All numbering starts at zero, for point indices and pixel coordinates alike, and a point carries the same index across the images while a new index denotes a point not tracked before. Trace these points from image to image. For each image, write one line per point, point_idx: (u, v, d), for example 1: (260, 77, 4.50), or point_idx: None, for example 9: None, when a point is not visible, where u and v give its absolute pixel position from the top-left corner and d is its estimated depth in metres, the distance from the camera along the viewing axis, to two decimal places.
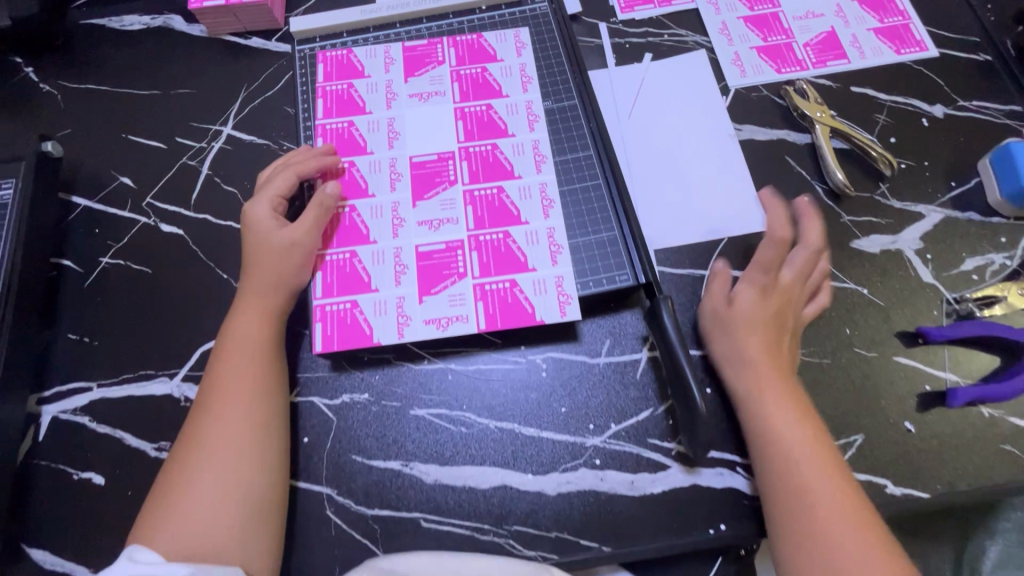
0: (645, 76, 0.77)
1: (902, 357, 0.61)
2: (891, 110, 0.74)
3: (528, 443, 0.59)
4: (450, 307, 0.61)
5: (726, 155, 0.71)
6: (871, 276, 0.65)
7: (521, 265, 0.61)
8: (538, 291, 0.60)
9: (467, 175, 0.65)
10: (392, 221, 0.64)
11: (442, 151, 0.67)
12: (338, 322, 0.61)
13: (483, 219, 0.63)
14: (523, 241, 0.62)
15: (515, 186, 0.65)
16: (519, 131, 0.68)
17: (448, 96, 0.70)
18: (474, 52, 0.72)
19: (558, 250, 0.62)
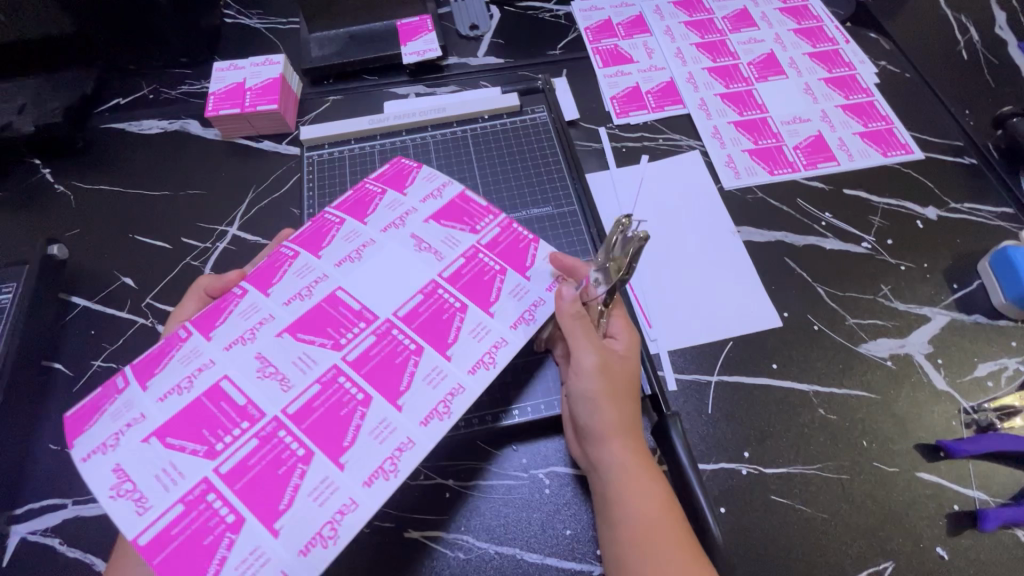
0: (644, 177, 0.79)
1: (925, 473, 0.58)
2: (885, 212, 0.75)
3: (530, 571, 0.55)
4: (154, 478, 0.43)
5: (730, 255, 0.72)
6: (883, 382, 0.63)
7: (335, 448, 0.45)
8: (234, 565, 0.41)
9: (354, 350, 0.50)
10: (242, 332, 0.50)
11: (376, 325, 0.52)
12: (92, 403, 0.47)
13: (310, 411, 0.47)
14: (288, 506, 0.43)
15: (389, 411, 0.47)
16: (467, 346, 0.52)
17: (423, 262, 0.57)
18: (516, 256, 0.59)
19: (287, 541, 0.42)
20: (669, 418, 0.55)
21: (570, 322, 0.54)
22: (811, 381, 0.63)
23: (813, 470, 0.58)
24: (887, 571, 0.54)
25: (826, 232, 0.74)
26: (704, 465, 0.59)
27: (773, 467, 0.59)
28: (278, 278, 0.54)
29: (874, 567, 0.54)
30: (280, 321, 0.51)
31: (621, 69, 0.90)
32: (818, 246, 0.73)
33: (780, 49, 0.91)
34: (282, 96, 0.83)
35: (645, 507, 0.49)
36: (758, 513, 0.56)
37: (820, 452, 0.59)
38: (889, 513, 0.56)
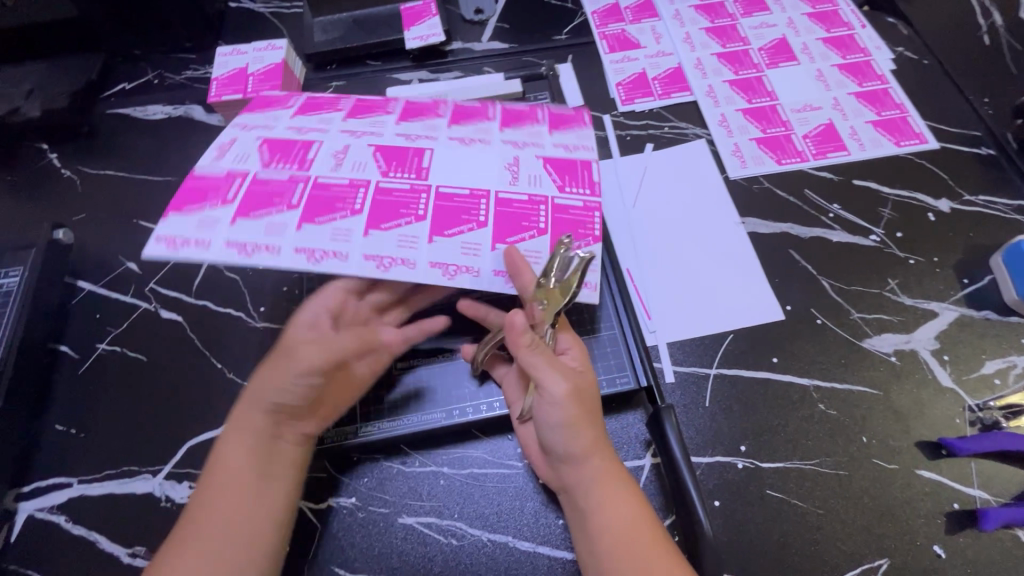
0: (648, 165, 0.78)
1: (925, 470, 0.57)
2: (895, 204, 0.73)
3: (522, 559, 0.55)
4: (249, 156, 0.60)
5: (733, 246, 0.71)
6: (886, 378, 0.62)
7: (338, 193, 0.57)
8: (230, 241, 0.53)
9: (388, 181, 0.58)
10: (359, 134, 0.62)
11: (418, 183, 0.58)
12: (262, 100, 0.66)
13: (327, 190, 0.57)
14: (264, 219, 0.55)
15: (408, 222, 0.56)
16: (512, 254, 0.57)
17: (500, 172, 0.60)
18: (576, 174, 0.61)
19: (272, 253, 0.53)
20: (663, 409, 0.55)
21: (529, 352, 0.51)
22: (811, 375, 0.62)
23: (810, 465, 0.58)
24: (882, 569, 0.53)
25: (834, 224, 0.72)
26: (698, 458, 0.59)
27: (770, 462, 0.58)
28: (366, 115, 0.64)
29: (868, 564, 0.53)
30: (354, 145, 0.61)
31: (627, 55, 0.88)
32: (824, 238, 0.71)
33: (793, 34, 0.88)
34: (284, 82, 0.82)
35: (621, 515, 0.48)
36: (753, 507, 0.56)
37: (819, 448, 0.59)
38: (887, 510, 0.56)
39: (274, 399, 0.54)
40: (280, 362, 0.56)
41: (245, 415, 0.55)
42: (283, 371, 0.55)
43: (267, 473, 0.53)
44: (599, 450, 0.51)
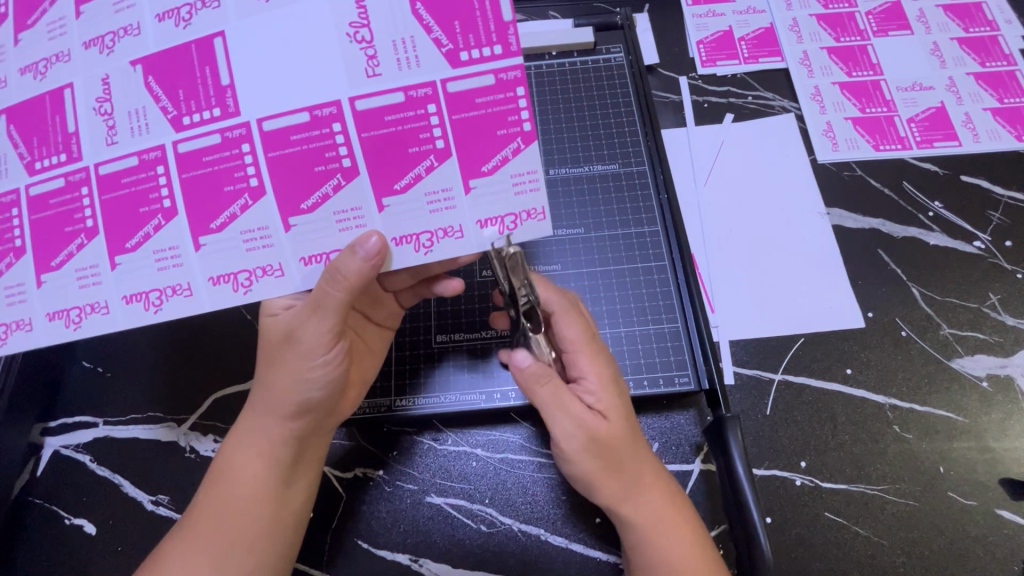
0: (724, 139, 0.69)
1: (1007, 511, 0.52)
2: (1007, 208, 0.64)
3: (553, 553, 0.52)
4: None
5: (814, 240, 0.63)
6: (973, 404, 0.56)
7: (132, 215, 0.45)
8: (50, 313, 0.46)
9: (188, 142, 0.43)
10: (107, 35, 0.44)
11: (229, 129, 0.43)
12: None
13: (118, 186, 0.45)
14: (70, 265, 0.45)
15: (243, 202, 0.44)
16: (410, 205, 0.44)
17: (351, 72, 0.42)
18: (468, 14, 0.42)
19: (102, 313, 0.45)
20: (728, 417, 0.50)
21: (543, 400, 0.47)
22: (888, 393, 0.56)
23: (876, 491, 0.53)
24: None
25: (932, 224, 0.64)
26: (760, 470, 0.54)
27: (832, 482, 0.53)
28: (36, 18, 0.46)
29: None
30: (81, 99, 0.45)
31: (713, 8, 0.77)
32: (920, 239, 0.63)
33: None
34: None
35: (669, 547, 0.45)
36: (809, 528, 0.52)
37: (888, 473, 0.53)
38: (957, 549, 0.51)
39: (296, 400, 0.47)
40: (283, 355, 0.47)
41: (263, 420, 0.48)
42: (295, 368, 0.47)
43: (289, 479, 0.48)
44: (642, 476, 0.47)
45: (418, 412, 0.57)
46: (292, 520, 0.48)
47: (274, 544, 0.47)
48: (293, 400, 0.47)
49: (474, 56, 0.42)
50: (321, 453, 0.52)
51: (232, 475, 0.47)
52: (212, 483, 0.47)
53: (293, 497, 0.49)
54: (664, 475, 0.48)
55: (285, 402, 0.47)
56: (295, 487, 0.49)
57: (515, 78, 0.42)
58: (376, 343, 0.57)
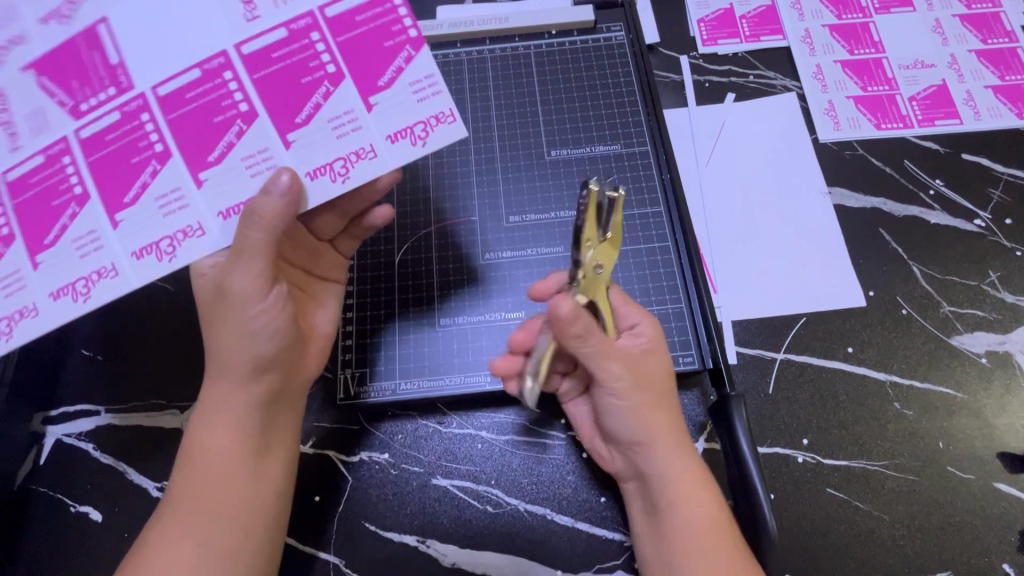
0: (726, 118, 0.69)
1: (1004, 485, 0.53)
2: (1008, 185, 0.64)
3: (559, 533, 0.53)
4: (22, 62, 0.46)
5: (817, 219, 0.63)
6: (972, 380, 0.56)
7: (209, 127, 0.46)
8: (136, 249, 0.45)
9: (253, 44, 0.46)
10: None
11: (207, 61, 0.46)
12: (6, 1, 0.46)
13: (184, 102, 0.46)
14: (150, 199, 0.45)
15: (325, 89, 0.46)
16: (319, 130, 0.46)
17: (231, 10, 0.47)
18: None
19: (197, 237, 0.45)
20: (731, 397, 0.50)
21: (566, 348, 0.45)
22: (889, 370, 0.57)
23: (877, 467, 0.54)
24: None
25: (934, 202, 0.64)
26: (763, 448, 0.54)
27: (834, 458, 0.54)
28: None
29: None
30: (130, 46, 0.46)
31: None
32: (921, 218, 0.63)
33: None
34: None
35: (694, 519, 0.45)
36: (811, 503, 0.52)
37: (889, 449, 0.54)
38: (956, 522, 0.52)
39: (246, 361, 0.46)
40: (224, 311, 0.46)
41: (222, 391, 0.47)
42: (238, 323, 0.45)
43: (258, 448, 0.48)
44: (668, 448, 0.47)
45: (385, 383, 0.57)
46: (272, 479, 0.48)
47: (258, 514, 0.47)
48: (244, 360, 0.46)
49: None
50: (291, 415, 0.51)
51: (203, 450, 0.47)
52: (184, 465, 0.47)
53: (269, 458, 0.49)
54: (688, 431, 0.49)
55: (240, 364, 0.46)
56: (269, 456, 0.49)
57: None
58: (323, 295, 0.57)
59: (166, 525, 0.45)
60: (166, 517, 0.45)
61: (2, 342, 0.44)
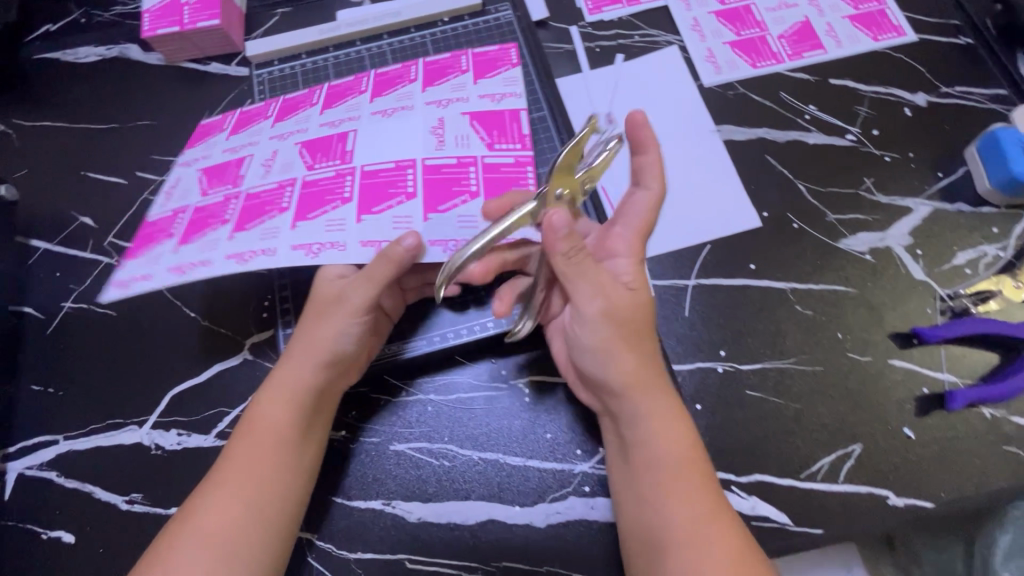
0: (618, 77, 0.74)
1: (897, 360, 0.59)
2: (872, 101, 0.71)
3: (514, 473, 0.57)
4: (246, 141, 0.54)
5: (710, 156, 0.69)
6: (860, 276, 0.63)
7: (300, 214, 0.49)
8: (296, 243, 0.47)
9: (375, 165, 0.51)
10: (345, 114, 0.55)
11: (404, 158, 0.52)
12: (287, 106, 0.57)
13: (315, 187, 0.50)
14: (321, 219, 0.48)
15: (397, 202, 0.50)
16: (446, 223, 0.50)
17: (426, 138, 0.52)
18: (505, 128, 0.54)
19: (340, 250, 0.48)
20: None
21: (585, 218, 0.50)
22: (788, 278, 0.63)
23: (787, 364, 0.60)
24: (854, 453, 0.56)
25: (810, 125, 0.70)
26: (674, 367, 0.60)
27: (748, 363, 0.60)
28: (388, 90, 0.56)
29: (842, 449, 0.56)
30: (285, 147, 0.53)
31: None
32: (801, 140, 0.69)
33: None
34: (223, 10, 0.75)
35: (671, 448, 0.48)
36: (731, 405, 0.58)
37: (796, 347, 0.60)
38: (858, 401, 0.58)
39: (328, 353, 0.52)
40: (327, 311, 0.53)
41: (292, 372, 0.52)
42: (334, 320, 0.52)
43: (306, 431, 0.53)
44: (648, 383, 0.50)
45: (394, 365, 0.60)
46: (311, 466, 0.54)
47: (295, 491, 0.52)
48: (326, 357, 0.52)
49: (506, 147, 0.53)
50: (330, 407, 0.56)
51: (267, 422, 0.51)
52: (242, 436, 0.52)
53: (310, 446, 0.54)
54: (665, 387, 0.51)
55: (318, 352, 0.52)
56: (308, 447, 0.53)
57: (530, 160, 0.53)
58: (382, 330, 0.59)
59: (223, 483, 0.50)
60: (225, 477, 0.50)
61: (119, 289, 0.45)
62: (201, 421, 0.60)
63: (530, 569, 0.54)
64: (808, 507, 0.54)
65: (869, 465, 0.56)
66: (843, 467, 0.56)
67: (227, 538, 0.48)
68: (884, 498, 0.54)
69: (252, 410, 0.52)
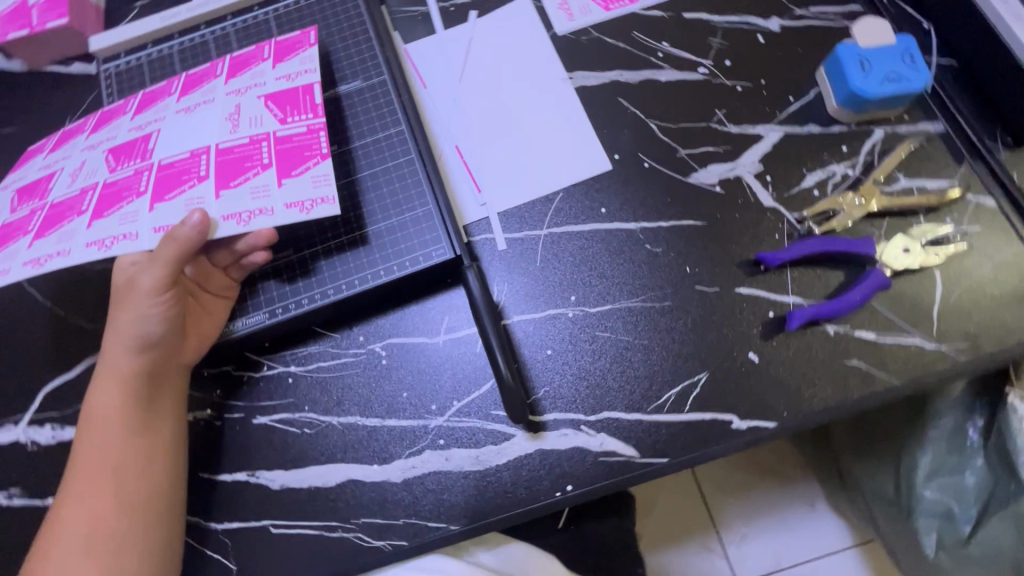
0: (472, 34, 0.73)
1: (743, 287, 0.59)
2: (725, 32, 0.70)
3: (371, 434, 0.58)
4: (59, 161, 0.61)
5: (561, 103, 0.69)
6: (710, 209, 0.63)
7: (96, 211, 0.55)
8: (88, 240, 0.54)
9: (168, 157, 0.57)
10: (149, 118, 0.60)
11: (196, 146, 0.57)
12: (99, 119, 0.63)
13: (114, 186, 0.57)
14: (118, 213, 0.55)
15: (192, 185, 0.55)
16: (236, 196, 0.54)
17: (221, 126, 0.58)
18: (298, 103, 0.58)
19: (132, 239, 0.54)
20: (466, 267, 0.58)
21: None
22: (639, 218, 0.63)
23: (637, 303, 0.60)
24: (700, 382, 0.57)
25: (663, 63, 0.69)
26: (519, 316, 0.60)
27: (599, 305, 0.60)
28: (194, 89, 0.61)
29: (689, 379, 0.57)
30: (93, 159, 0.59)
31: None
32: (653, 79, 0.69)
33: None
34: (72, 8, 0.75)
35: None
36: (580, 347, 0.59)
37: (646, 284, 0.61)
38: (707, 329, 0.58)
39: (137, 336, 0.55)
40: (124, 298, 0.55)
41: (113, 361, 0.55)
42: (132, 307, 0.55)
43: (150, 414, 0.55)
44: None
45: (235, 339, 0.59)
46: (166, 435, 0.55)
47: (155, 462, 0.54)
48: (138, 335, 0.55)
49: (297, 120, 0.57)
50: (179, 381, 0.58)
51: (101, 411, 0.54)
52: (83, 435, 0.54)
53: (160, 417, 0.55)
54: None
55: (127, 339, 0.55)
56: (157, 419, 0.55)
57: (322, 127, 0.57)
58: (216, 309, 0.60)
59: (80, 480, 0.53)
60: (78, 475, 0.53)
61: None
62: (73, 415, 0.62)
63: (388, 523, 0.56)
64: (654, 439, 0.56)
65: (715, 393, 0.56)
66: (690, 396, 0.56)
67: (97, 527, 0.51)
68: (729, 423, 0.55)
69: (85, 411, 0.55)
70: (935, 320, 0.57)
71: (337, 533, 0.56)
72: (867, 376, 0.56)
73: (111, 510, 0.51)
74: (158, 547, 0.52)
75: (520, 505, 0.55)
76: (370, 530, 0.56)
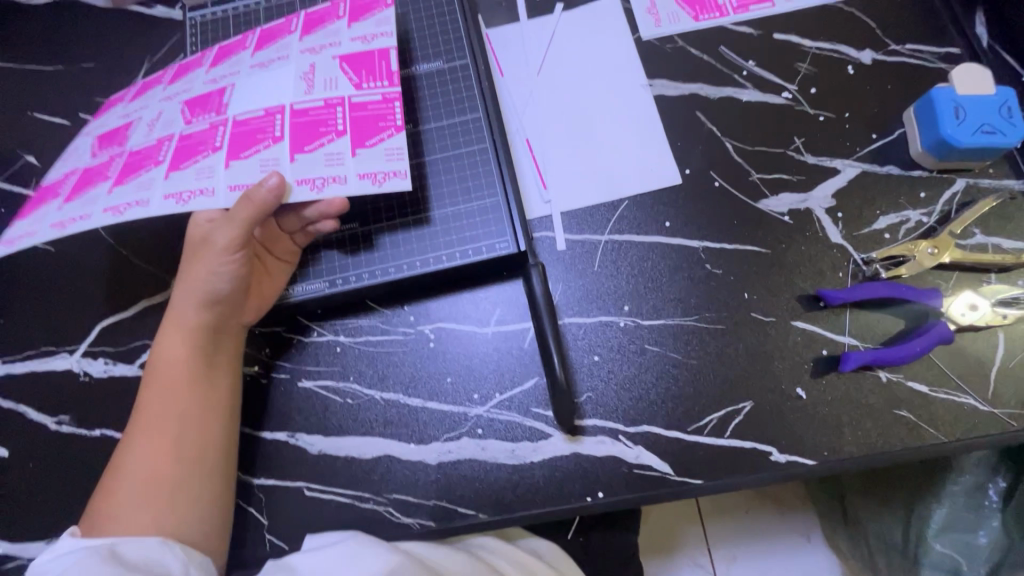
0: (557, 27, 0.72)
1: (800, 321, 0.59)
2: (815, 58, 0.68)
3: (412, 413, 0.59)
4: (135, 110, 0.61)
5: (638, 108, 0.68)
6: (776, 237, 0.62)
7: (174, 162, 0.56)
8: (167, 192, 0.54)
9: (241, 113, 0.57)
10: (226, 70, 0.60)
11: (271, 105, 0.57)
12: (177, 70, 0.63)
13: (191, 138, 0.57)
14: (192, 167, 0.55)
15: (267, 145, 0.55)
16: (310, 162, 0.55)
17: (296, 84, 0.58)
18: (373, 67, 0.58)
19: (208, 195, 0.54)
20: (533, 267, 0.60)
21: None
22: (703, 238, 0.63)
23: (690, 321, 0.60)
24: (744, 410, 0.57)
25: (746, 82, 0.68)
26: (571, 318, 0.61)
27: (652, 319, 0.60)
28: (269, 44, 0.61)
29: (733, 406, 0.57)
30: (170, 109, 0.59)
31: None
32: (735, 98, 0.68)
33: None
34: None
35: None
36: (629, 358, 0.59)
37: (702, 305, 0.60)
38: (758, 358, 0.58)
39: (207, 288, 0.56)
40: (197, 251, 0.56)
41: (182, 312, 0.56)
42: (206, 261, 0.56)
43: (211, 365, 0.56)
44: None
45: (294, 301, 0.61)
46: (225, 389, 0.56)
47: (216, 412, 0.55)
48: (207, 288, 0.56)
49: (371, 86, 0.58)
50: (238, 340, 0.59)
51: (165, 359, 0.55)
52: (149, 381, 0.55)
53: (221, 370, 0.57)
54: None
55: (195, 292, 0.56)
56: (217, 372, 0.56)
57: (396, 96, 0.57)
58: (279, 273, 0.61)
59: (143, 423, 0.53)
60: (142, 418, 0.54)
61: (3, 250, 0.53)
62: (126, 352, 0.64)
63: (418, 503, 0.57)
64: (690, 459, 0.56)
65: (757, 422, 0.56)
66: (731, 423, 0.56)
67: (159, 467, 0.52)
68: (767, 455, 0.55)
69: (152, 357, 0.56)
70: (991, 382, 0.56)
71: (368, 505, 0.57)
72: (913, 428, 0.55)
73: (172, 455, 0.52)
74: (219, 488, 0.53)
75: (550, 504, 0.56)
76: (400, 507, 0.57)
